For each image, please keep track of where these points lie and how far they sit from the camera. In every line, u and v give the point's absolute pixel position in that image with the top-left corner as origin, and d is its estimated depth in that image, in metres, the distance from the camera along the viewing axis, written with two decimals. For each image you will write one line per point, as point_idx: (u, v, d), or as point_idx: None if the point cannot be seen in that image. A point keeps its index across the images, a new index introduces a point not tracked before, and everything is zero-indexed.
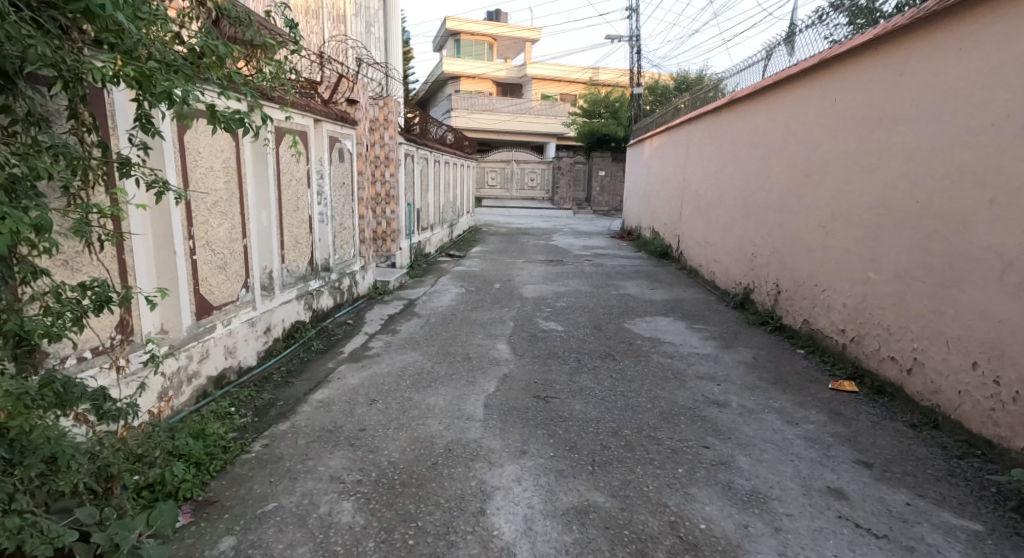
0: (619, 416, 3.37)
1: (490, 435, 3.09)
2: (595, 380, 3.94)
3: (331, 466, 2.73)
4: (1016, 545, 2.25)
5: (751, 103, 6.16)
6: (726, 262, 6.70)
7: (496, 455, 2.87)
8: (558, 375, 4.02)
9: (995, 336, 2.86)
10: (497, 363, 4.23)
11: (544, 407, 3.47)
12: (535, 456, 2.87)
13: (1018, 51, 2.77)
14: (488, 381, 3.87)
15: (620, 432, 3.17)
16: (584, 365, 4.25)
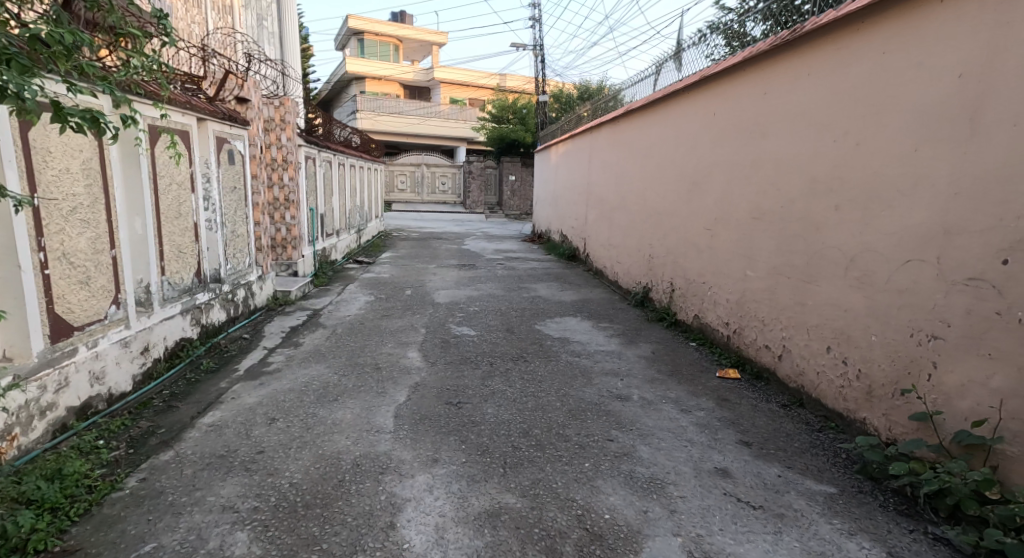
0: (531, 416, 3.45)
1: (401, 445, 3.04)
2: (507, 383, 3.99)
3: (223, 494, 2.55)
4: (861, 502, 2.56)
5: (644, 115, 6.56)
6: (628, 263, 7.03)
7: (407, 466, 2.83)
8: (470, 380, 4.02)
9: (843, 323, 3.24)
10: (408, 372, 4.17)
11: (456, 413, 3.46)
12: (447, 464, 2.86)
13: (851, 77, 3.18)
14: (399, 390, 3.80)
15: (530, 432, 3.24)
16: (495, 368, 4.29)
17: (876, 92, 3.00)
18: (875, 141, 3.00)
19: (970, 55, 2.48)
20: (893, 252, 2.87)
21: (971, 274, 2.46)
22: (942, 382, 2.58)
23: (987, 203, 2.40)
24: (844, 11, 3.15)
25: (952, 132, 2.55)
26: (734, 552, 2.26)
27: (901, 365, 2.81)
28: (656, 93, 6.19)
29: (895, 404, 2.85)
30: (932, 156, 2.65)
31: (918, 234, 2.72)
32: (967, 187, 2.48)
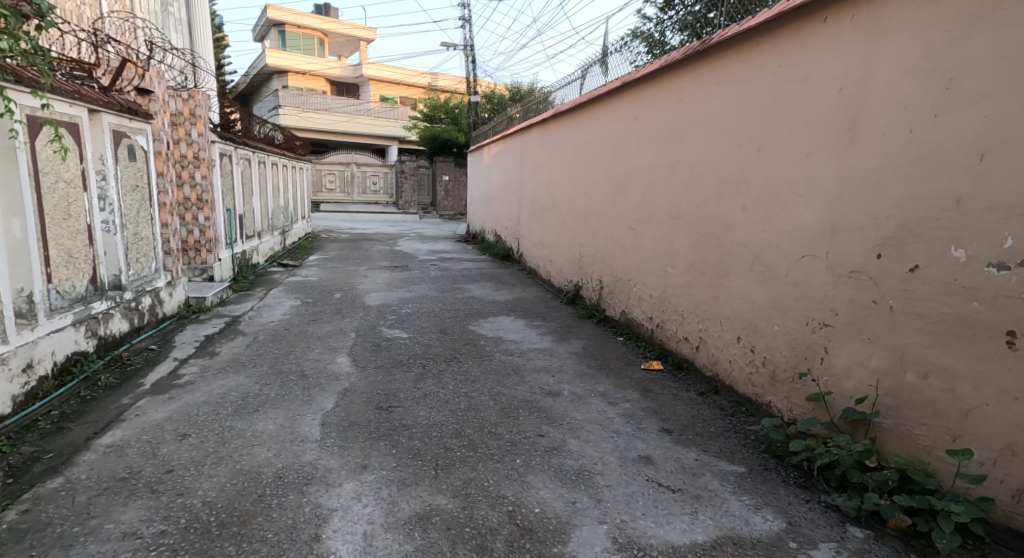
0: (463, 416, 3.45)
1: (329, 454, 2.96)
2: (440, 384, 3.97)
3: (124, 520, 2.39)
4: (767, 478, 2.75)
5: (572, 117, 6.70)
6: (559, 262, 7.16)
7: (333, 475, 2.76)
8: (402, 384, 3.97)
9: (750, 314, 3.46)
10: (336, 378, 4.05)
11: (386, 418, 3.41)
12: (376, 470, 2.81)
13: (754, 87, 3.39)
14: (326, 397, 3.69)
15: (462, 432, 3.24)
16: (428, 370, 4.25)
17: (775, 101, 3.22)
18: (774, 147, 3.22)
19: (850, 70, 2.72)
20: (791, 248, 3.10)
21: (853, 267, 2.70)
22: (833, 364, 2.83)
23: (865, 203, 2.65)
24: (746, 26, 3.37)
25: (837, 139, 2.79)
26: (654, 534, 2.36)
27: (799, 350, 3.05)
28: (582, 96, 6.34)
29: (795, 387, 3.08)
30: (821, 162, 2.88)
31: (811, 231, 2.96)
32: (849, 189, 2.73)
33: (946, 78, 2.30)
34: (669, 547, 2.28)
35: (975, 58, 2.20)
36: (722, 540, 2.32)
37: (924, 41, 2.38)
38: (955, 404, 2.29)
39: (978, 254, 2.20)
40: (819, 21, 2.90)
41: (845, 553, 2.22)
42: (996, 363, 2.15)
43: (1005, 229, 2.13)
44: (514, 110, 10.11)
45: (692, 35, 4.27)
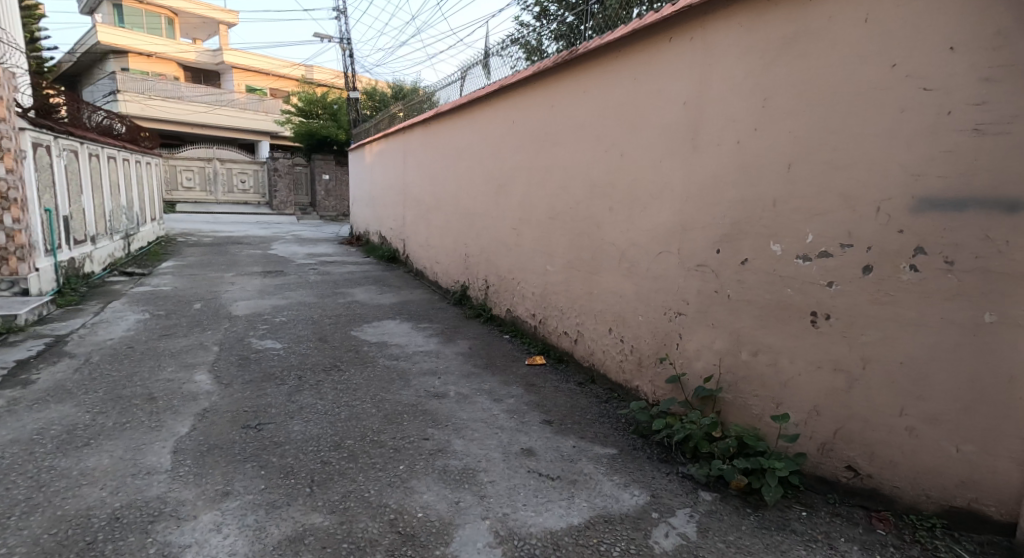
0: (343, 427, 3.35)
1: (180, 485, 2.72)
2: (318, 396, 3.81)
3: None
4: (634, 456, 3.00)
5: (453, 118, 6.75)
6: (445, 262, 7.16)
7: (188, 507, 2.54)
8: (274, 398, 3.76)
9: (619, 307, 3.73)
10: (195, 399, 3.72)
11: (255, 437, 3.21)
12: (240, 495, 2.63)
13: (616, 97, 3.66)
14: (180, 421, 3.38)
15: (342, 444, 3.15)
16: (305, 382, 4.06)
17: (632, 111, 3.51)
18: (633, 153, 3.51)
19: (691, 86, 3.05)
20: (650, 245, 3.40)
21: (699, 261, 3.03)
22: (686, 349, 3.15)
23: (706, 204, 2.98)
24: (606, 40, 3.63)
25: (683, 147, 3.11)
26: (533, 522, 2.48)
27: (659, 337, 3.36)
28: (463, 98, 6.40)
29: (657, 371, 3.38)
30: (672, 167, 3.19)
31: (665, 229, 3.27)
32: (694, 192, 3.05)
33: (763, 98, 2.67)
34: (546, 533, 2.40)
35: (783, 81, 2.58)
36: (595, 518, 2.49)
37: (747, 65, 2.74)
38: (780, 376, 2.66)
39: (790, 247, 2.59)
40: (667, 40, 3.21)
41: (697, 516, 2.49)
42: (807, 339, 2.54)
43: (808, 226, 2.52)
44: (396, 108, 9.94)
45: (563, 44, 4.50)
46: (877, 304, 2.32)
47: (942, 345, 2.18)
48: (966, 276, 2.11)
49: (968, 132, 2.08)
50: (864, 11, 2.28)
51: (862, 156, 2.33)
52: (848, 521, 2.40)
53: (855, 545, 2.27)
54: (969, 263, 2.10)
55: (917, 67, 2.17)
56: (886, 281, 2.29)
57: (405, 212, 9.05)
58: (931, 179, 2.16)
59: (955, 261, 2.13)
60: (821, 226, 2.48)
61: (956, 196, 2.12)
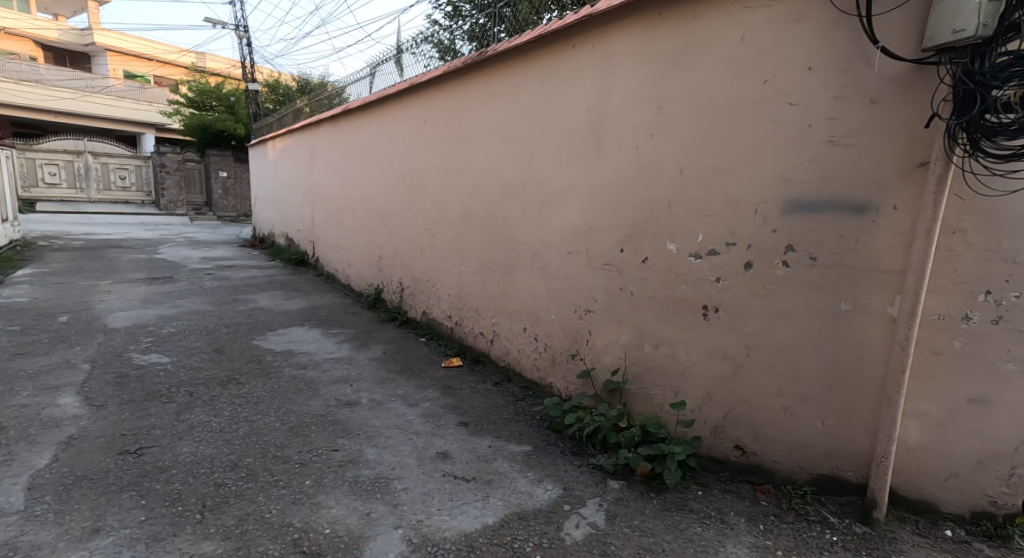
0: (241, 445, 3.15)
1: (37, 526, 2.41)
2: (212, 412, 3.56)
3: None
4: (548, 452, 3.09)
5: (362, 116, 6.58)
6: (358, 264, 6.95)
7: (47, 551, 2.27)
8: (160, 418, 3.45)
9: (533, 306, 3.81)
10: (57, 425, 3.29)
11: (135, 463, 2.92)
12: (114, 531, 2.40)
13: (525, 99, 3.75)
14: (37, 453, 2.97)
15: (240, 463, 2.96)
16: (197, 398, 3.78)
17: (541, 114, 3.61)
18: (543, 155, 3.61)
19: (593, 92, 3.20)
20: (560, 245, 3.51)
21: (605, 260, 3.18)
22: (594, 344, 3.30)
23: (610, 206, 3.13)
24: (513, 44, 3.72)
25: (588, 151, 3.25)
26: (447, 527, 2.48)
27: (570, 334, 3.48)
28: (372, 95, 6.26)
29: (569, 367, 3.51)
30: (579, 170, 3.32)
31: (573, 230, 3.40)
32: (598, 194, 3.20)
33: (658, 106, 2.86)
34: (461, 535, 2.42)
35: (674, 91, 2.79)
36: (510, 516, 2.55)
37: (642, 74, 2.92)
38: (677, 366, 2.87)
39: (683, 246, 2.79)
40: (570, 48, 3.34)
41: (605, 505, 2.62)
42: (700, 330, 2.77)
43: (698, 227, 2.74)
44: (302, 103, 9.52)
45: (475, 44, 4.54)
46: (758, 296, 2.59)
47: (809, 330, 2.48)
48: (826, 270, 2.43)
49: (825, 144, 2.39)
50: (739, 32, 2.55)
51: (742, 163, 2.59)
52: (737, 496, 2.62)
53: (743, 518, 2.49)
54: (828, 258, 2.42)
55: (784, 84, 2.46)
56: (764, 276, 2.56)
57: (314, 212, 8.68)
58: (797, 184, 2.46)
59: (818, 257, 2.44)
60: (710, 226, 2.70)
61: (818, 199, 2.43)
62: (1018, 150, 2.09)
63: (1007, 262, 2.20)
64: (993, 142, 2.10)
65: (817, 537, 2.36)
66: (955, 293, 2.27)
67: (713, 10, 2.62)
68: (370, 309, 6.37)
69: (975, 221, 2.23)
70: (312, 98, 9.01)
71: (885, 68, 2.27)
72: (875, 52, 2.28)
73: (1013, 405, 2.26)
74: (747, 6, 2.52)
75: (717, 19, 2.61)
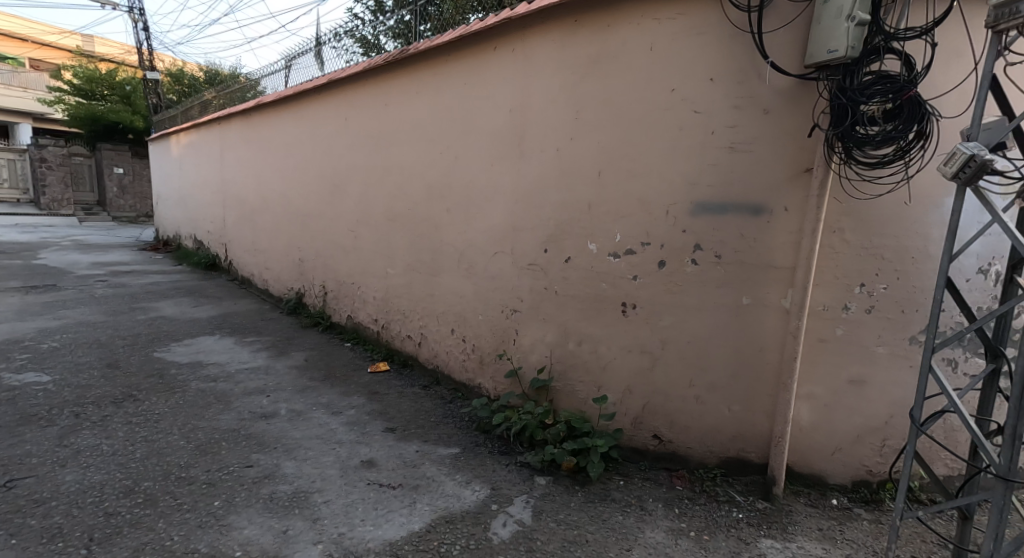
0: (138, 468, 2.91)
1: None
2: (104, 434, 3.26)
3: None
4: (475, 453, 3.11)
5: (276, 111, 6.29)
6: (274, 268, 6.61)
7: None
8: (39, 443, 3.11)
9: (460, 308, 3.81)
10: None
11: (5, 497, 2.61)
12: None
13: (448, 100, 3.76)
14: None
15: (137, 488, 2.73)
16: (87, 418, 3.45)
17: (464, 115, 3.63)
18: (467, 156, 3.63)
19: (515, 95, 3.27)
20: (486, 245, 3.54)
21: (529, 260, 3.25)
22: (521, 344, 3.36)
23: (533, 207, 3.21)
24: (435, 44, 3.71)
25: (511, 153, 3.31)
26: (371, 537, 2.43)
27: (497, 335, 3.51)
28: (288, 90, 6.01)
29: (497, 367, 3.54)
30: (502, 171, 3.38)
31: (498, 231, 3.44)
32: (522, 195, 3.26)
33: (576, 111, 2.97)
34: (385, 545, 2.38)
35: (591, 97, 2.91)
36: (437, 520, 2.54)
37: (561, 79, 3.02)
38: (599, 361, 2.99)
39: (603, 246, 2.91)
40: (491, 50, 3.39)
41: (532, 501, 2.67)
42: (619, 327, 2.90)
43: (616, 227, 2.87)
44: (212, 94, 8.95)
45: (399, 41, 4.48)
46: (670, 292, 2.75)
47: (716, 323, 2.67)
48: (730, 267, 2.63)
49: (726, 150, 2.59)
50: (648, 42, 2.71)
51: (654, 167, 2.74)
52: (655, 483, 2.77)
53: (660, 503, 2.63)
54: (732, 256, 2.62)
55: (689, 93, 2.64)
56: (675, 273, 2.73)
57: (224, 212, 8.17)
58: (703, 187, 2.64)
59: (722, 255, 2.63)
60: (626, 227, 2.83)
61: (721, 201, 2.62)
62: (880, 159, 2.37)
63: (877, 258, 2.50)
64: (863, 151, 2.36)
65: (726, 516, 2.54)
66: (837, 286, 2.53)
67: (625, 20, 2.76)
68: (290, 315, 6.08)
69: (851, 223, 2.50)
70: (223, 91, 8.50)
71: (775, 82, 2.50)
72: (766, 67, 2.51)
73: (885, 384, 2.57)
74: (655, 18, 2.68)
75: (629, 29, 2.75)
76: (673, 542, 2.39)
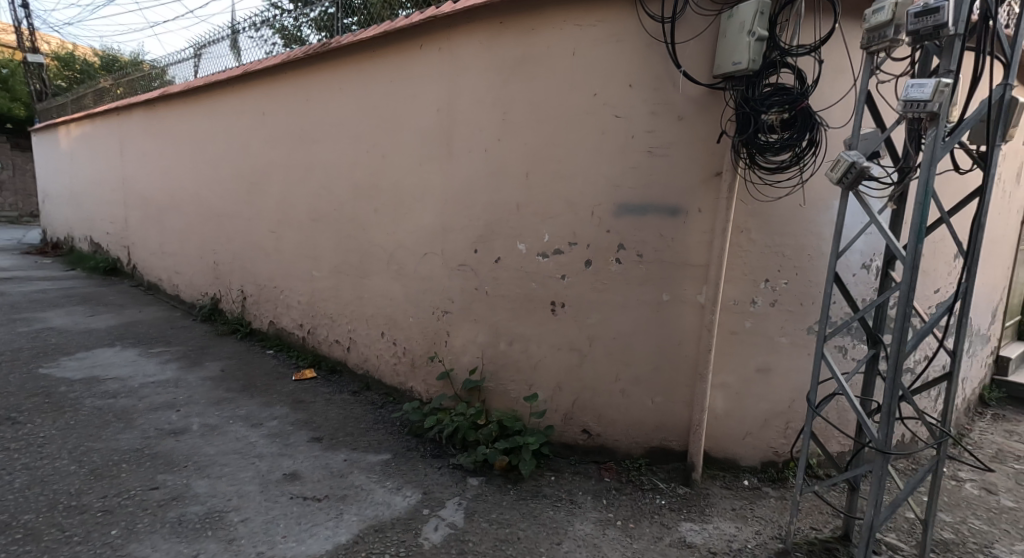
0: (17, 500, 2.58)
1: None
2: None
3: None
4: (407, 459, 3.05)
5: (182, 103, 5.85)
6: (184, 272, 6.12)
7: None
8: None
9: (390, 310, 3.73)
10: None
11: None
12: None
13: (373, 96, 3.68)
14: None
15: (15, 522, 2.43)
16: None
17: (391, 112, 3.57)
18: (395, 155, 3.57)
19: (442, 94, 3.26)
20: (416, 246, 3.50)
21: (460, 261, 3.25)
22: (452, 345, 3.34)
23: (462, 207, 3.21)
24: (358, 38, 3.62)
25: (439, 152, 3.30)
26: (294, 553, 2.32)
27: (429, 337, 3.47)
28: (197, 80, 5.62)
29: (429, 370, 3.50)
30: (431, 171, 3.35)
31: (427, 231, 3.41)
32: (451, 194, 3.26)
33: (503, 112, 3.02)
34: None
35: (517, 99, 2.97)
36: (365, 530, 2.46)
37: (487, 79, 3.06)
38: (529, 360, 3.04)
39: (532, 246, 2.97)
40: (417, 48, 3.37)
41: (464, 503, 2.67)
42: (548, 325, 2.97)
43: (544, 227, 2.94)
44: (110, 82, 8.19)
45: (322, 33, 4.32)
46: (596, 290, 2.86)
47: (639, 319, 2.81)
48: (651, 265, 2.77)
49: (645, 154, 2.74)
50: (571, 47, 2.81)
51: (579, 169, 2.84)
52: (585, 476, 2.87)
53: (589, 495, 2.73)
54: (652, 255, 2.77)
55: (610, 98, 2.76)
56: (601, 272, 2.84)
57: (123, 212, 7.48)
58: (625, 189, 2.78)
59: (644, 254, 2.78)
60: (554, 227, 2.91)
61: (642, 203, 2.76)
62: (780, 165, 2.60)
63: (779, 256, 2.74)
64: (764, 158, 2.57)
65: (650, 503, 2.67)
66: (745, 281, 2.75)
67: (549, 24, 2.84)
68: (205, 322, 5.63)
69: (756, 223, 2.72)
70: (123, 79, 7.81)
71: (687, 90, 2.68)
72: (679, 75, 2.68)
73: (788, 370, 2.82)
74: (577, 24, 2.78)
75: (553, 33, 2.84)
76: (601, 532, 2.48)
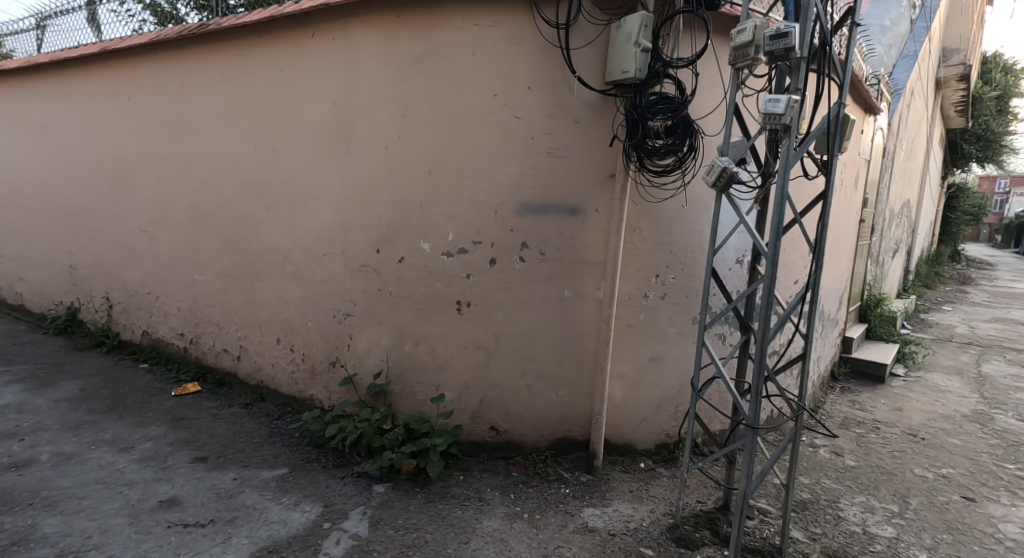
0: None
1: None
2: None
3: None
4: (306, 472, 2.87)
5: (20, 81, 5.01)
6: (30, 278, 5.25)
7: None
8: None
9: (286, 315, 3.48)
10: None
11: None
12: None
13: (261, 85, 3.41)
14: None
15: None
16: None
17: (282, 103, 3.34)
18: (288, 148, 3.34)
19: (338, 86, 3.10)
20: (313, 246, 3.30)
21: (361, 261, 3.12)
22: (355, 349, 3.20)
23: (363, 206, 3.09)
24: (241, 21, 3.33)
25: (336, 148, 3.14)
26: None
27: (329, 342, 3.29)
28: (40, 55, 4.85)
29: (330, 376, 3.32)
30: (328, 167, 3.18)
31: (325, 231, 3.23)
32: (350, 192, 3.12)
33: (403, 108, 2.94)
34: None
35: (417, 95, 2.91)
36: (258, 553, 2.28)
37: (385, 74, 2.96)
38: (436, 360, 3.00)
39: (436, 246, 2.93)
40: (309, 36, 3.17)
41: (369, 512, 2.57)
42: (454, 324, 2.95)
43: (448, 226, 2.91)
44: None
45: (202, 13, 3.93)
46: (501, 288, 2.89)
47: (543, 315, 2.89)
48: (553, 263, 2.86)
49: (546, 155, 2.82)
50: (471, 46, 2.80)
51: (483, 168, 2.85)
52: (493, 472, 2.89)
53: (497, 491, 2.75)
54: (554, 253, 2.86)
55: (511, 99, 2.81)
56: (505, 270, 2.88)
57: None
58: (527, 188, 2.84)
59: (546, 252, 2.86)
60: (458, 226, 2.90)
61: (543, 202, 2.84)
62: (666, 168, 2.80)
63: (667, 253, 2.96)
64: (652, 161, 2.76)
65: (555, 494, 2.76)
66: (639, 277, 2.93)
67: (449, 22, 2.81)
68: (59, 334, 4.87)
69: (647, 222, 2.91)
70: None
71: (582, 95, 2.79)
72: (574, 80, 2.78)
73: (677, 358, 3.05)
74: (476, 24, 2.78)
75: (452, 31, 2.81)
76: (509, 526, 2.51)
